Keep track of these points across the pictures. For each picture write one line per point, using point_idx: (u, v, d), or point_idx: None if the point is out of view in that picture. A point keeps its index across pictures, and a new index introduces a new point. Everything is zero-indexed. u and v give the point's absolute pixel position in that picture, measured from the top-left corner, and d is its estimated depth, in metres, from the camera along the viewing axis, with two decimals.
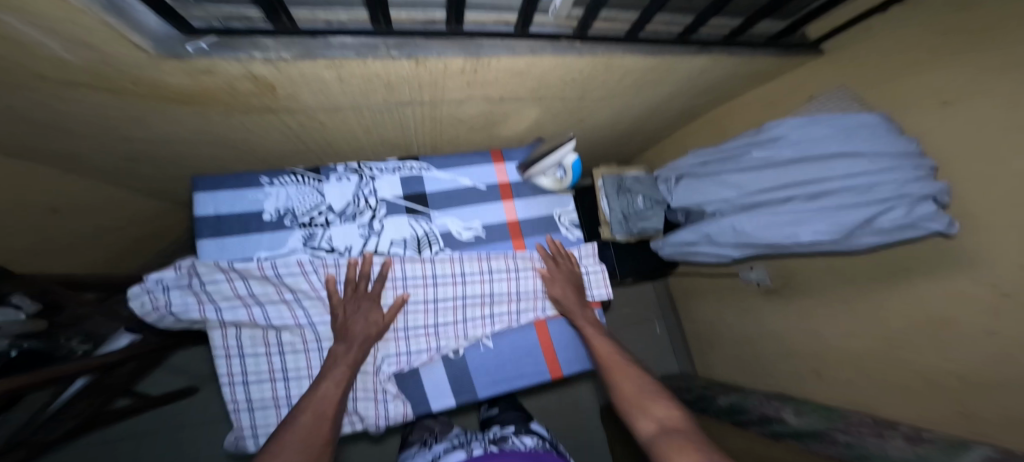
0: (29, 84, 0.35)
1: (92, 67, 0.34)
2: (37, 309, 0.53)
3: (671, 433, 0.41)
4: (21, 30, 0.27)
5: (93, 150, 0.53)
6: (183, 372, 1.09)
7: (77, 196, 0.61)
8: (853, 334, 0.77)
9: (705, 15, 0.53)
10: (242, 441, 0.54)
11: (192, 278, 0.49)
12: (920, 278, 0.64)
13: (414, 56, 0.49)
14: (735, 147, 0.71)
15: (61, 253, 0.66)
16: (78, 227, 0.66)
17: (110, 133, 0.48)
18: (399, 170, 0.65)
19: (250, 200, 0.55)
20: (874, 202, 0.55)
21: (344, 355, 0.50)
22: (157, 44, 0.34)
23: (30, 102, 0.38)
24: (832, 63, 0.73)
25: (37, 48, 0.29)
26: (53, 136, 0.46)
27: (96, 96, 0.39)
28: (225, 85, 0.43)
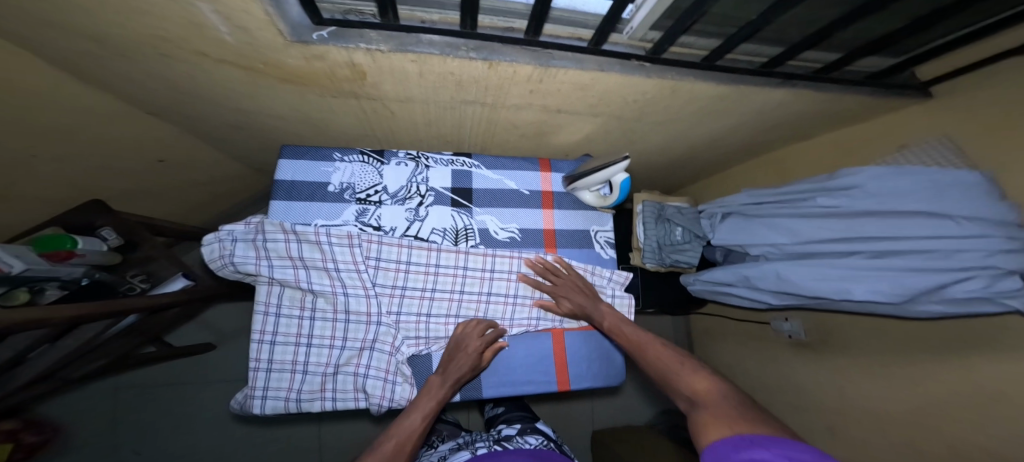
0: (189, 59, 0.44)
1: (239, 48, 0.43)
2: (117, 243, 0.60)
3: (699, 405, 0.39)
4: (204, 13, 0.35)
5: (206, 117, 0.61)
6: (211, 326, 1.16)
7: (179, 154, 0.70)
8: (882, 403, 0.72)
9: (797, 49, 0.52)
10: (251, 401, 0.54)
11: (257, 234, 0.52)
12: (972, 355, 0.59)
13: (489, 59, 0.53)
14: (799, 191, 0.68)
15: (159, 198, 0.76)
16: (174, 180, 0.75)
17: (223, 103, 0.56)
18: (452, 164, 0.67)
19: (321, 172, 0.60)
20: (945, 270, 0.51)
21: (433, 386, 0.53)
22: (292, 30, 0.41)
23: (180, 72, 0.46)
24: (915, 117, 0.68)
25: (211, 30, 0.38)
26: (180, 101, 0.55)
27: (232, 72, 0.48)
28: (329, 70, 0.50)
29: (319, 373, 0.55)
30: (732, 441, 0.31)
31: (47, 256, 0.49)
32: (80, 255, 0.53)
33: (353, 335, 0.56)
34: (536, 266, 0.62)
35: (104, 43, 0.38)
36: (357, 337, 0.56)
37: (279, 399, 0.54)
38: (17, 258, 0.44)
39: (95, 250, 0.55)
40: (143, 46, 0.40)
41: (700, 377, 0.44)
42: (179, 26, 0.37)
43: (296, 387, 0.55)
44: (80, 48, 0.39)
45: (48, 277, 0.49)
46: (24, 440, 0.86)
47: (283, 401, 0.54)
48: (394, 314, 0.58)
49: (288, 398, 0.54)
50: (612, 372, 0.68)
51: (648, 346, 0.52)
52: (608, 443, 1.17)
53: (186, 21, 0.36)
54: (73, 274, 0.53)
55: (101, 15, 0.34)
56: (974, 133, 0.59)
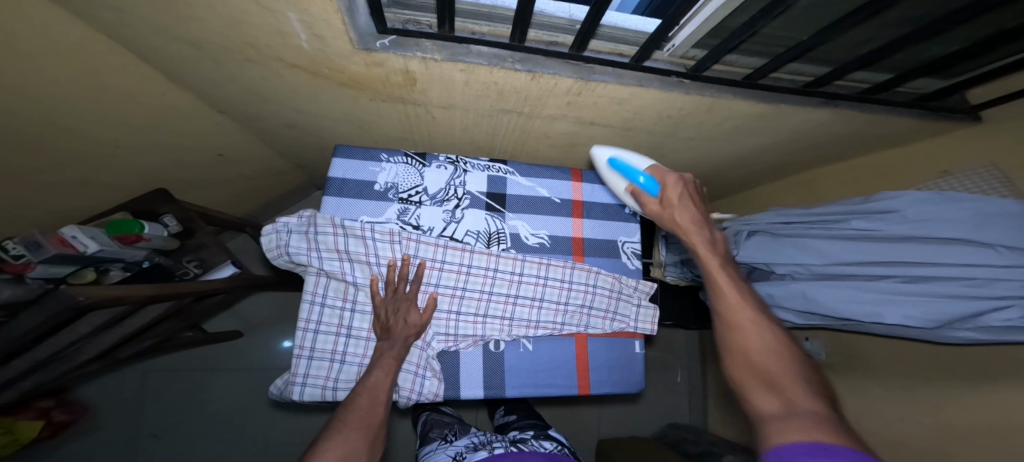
0: (264, 61, 0.47)
1: (314, 54, 0.46)
2: (177, 230, 0.65)
3: (801, 414, 0.32)
4: (292, 22, 0.39)
5: (266, 114, 0.65)
6: (240, 315, 1.20)
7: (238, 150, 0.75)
8: (909, 430, 0.71)
9: (849, 68, 0.53)
10: (291, 387, 0.56)
11: (310, 227, 0.55)
12: None
13: (533, 71, 0.55)
14: (833, 213, 0.67)
15: (213, 191, 0.81)
16: (227, 176, 0.81)
17: (285, 103, 0.60)
18: (488, 169, 0.69)
19: (368, 171, 0.62)
20: (984, 299, 0.51)
21: (389, 349, 0.54)
22: (360, 39, 0.45)
23: (254, 72, 0.50)
24: (958, 141, 0.68)
25: (293, 38, 0.42)
26: (246, 100, 0.59)
27: (300, 76, 0.52)
28: (384, 77, 0.54)
29: (357, 363, 0.57)
30: (804, 448, 0.27)
31: (119, 237, 0.54)
32: (146, 239, 0.57)
33: None
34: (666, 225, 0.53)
35: (195, 43, 0.43)
36: None
37: (316, 387, 0.56)
38: (93, 240, 0.48)
39: (157, 235, 0.60)
40: (228, 47, 0.44)
41: (802, 386, 0.36)
42: (264, 31, 0.41)
43: (333, 376, 0.57)
44: (172, 46, 0.43)
45: (115, 258, 0.53)
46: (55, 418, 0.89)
47: (319, 389, 0.56)
48: None
49: (325, 387, 0.56)
50: (633, 380, 0.68)
51: (750, 326, 0.42)
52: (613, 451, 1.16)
53: (275, 28, 0.40)
54: (136, 257, 0.57)
55: (201, 20, 0.38)
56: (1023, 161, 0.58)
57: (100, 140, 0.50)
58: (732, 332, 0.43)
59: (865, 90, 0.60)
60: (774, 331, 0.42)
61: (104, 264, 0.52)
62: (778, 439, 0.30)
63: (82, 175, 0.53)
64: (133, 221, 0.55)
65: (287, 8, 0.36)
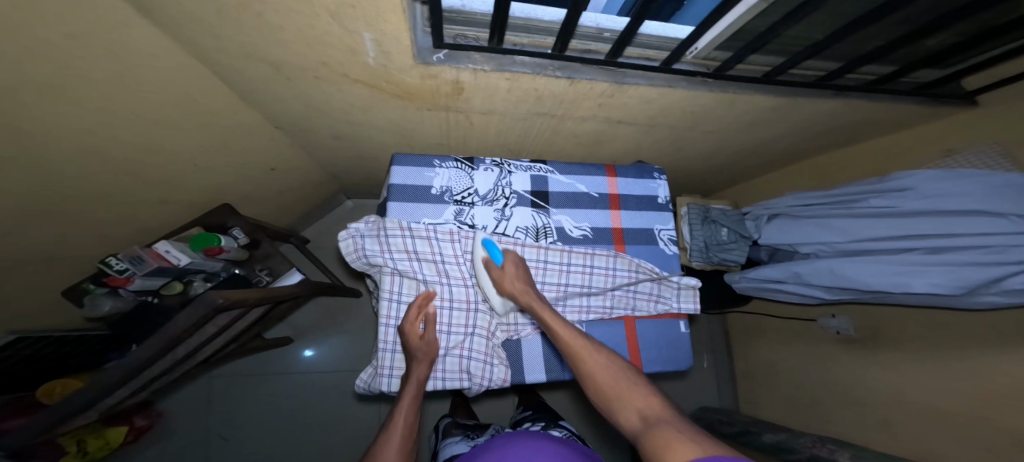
0: (333, 81, 0.51)
1: (376, 70, 0.49)
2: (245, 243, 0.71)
3: (650, 423, 0.43)
4: (365, 43, 0.42)
5: (319, 128, 0.68)
6: (291, 322, 1.23)
7: (288, 162, 0.79)
8: (940, 396, 0.76)
9: (857, 63, 0.58)
10: (379, 378, 0.62)
11: (378, 231, 0.60)
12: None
13: (572, 77, 0.60)
14: (851, 193, 0.73)
15: (260, 204, 0.84)
16: (274, 191, 0.85)
17: (342, 118, 0.64)
18: (530, 169, 0.74)
19: (424, 177, 0.66)
20: (1006, 263, 0.56)
21: (412, 375, 0.57)
22: (418, 56, 0.49)
23: (320, 91, 0.53)
24: (965, 122, 0.72)
25: (362, 56, 0.45)
26: (304, 116, 0.63)
27: (361, 91, 0.55)
28: (435, 87, 0.58)
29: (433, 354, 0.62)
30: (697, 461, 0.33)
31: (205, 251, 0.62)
32: (226, 251, 0.65)
33: (457, 321, 0.64)
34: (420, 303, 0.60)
35: (273, 67, 0.46)
36: (461, 323, 0.64)
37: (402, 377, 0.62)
38: (182, 253, 0.57)
39: (233, 247, 0.67)
40: (300, 69, 0.47)
41: (643, 393, 0.47)
42: (336, 52, 0.43)
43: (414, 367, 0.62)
44: (252, 72, 0.47)
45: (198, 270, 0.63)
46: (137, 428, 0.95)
47: None
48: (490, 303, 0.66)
49: None
50: (682, 357, 0.73)
51: (586, 352, 0.52)
52: None
53: (348, 48, 0.43)
54: (217, 267, 0.66)
55: (285, 44, 0.41)
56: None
57: (178, 158, 0.53)
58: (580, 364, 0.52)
59: (873, 81, 0.65)
60: (608, 358, 0.53)
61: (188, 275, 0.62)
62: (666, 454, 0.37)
63: (160, 194, 0.56)
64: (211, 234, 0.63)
65: (365, 28, 0.39)
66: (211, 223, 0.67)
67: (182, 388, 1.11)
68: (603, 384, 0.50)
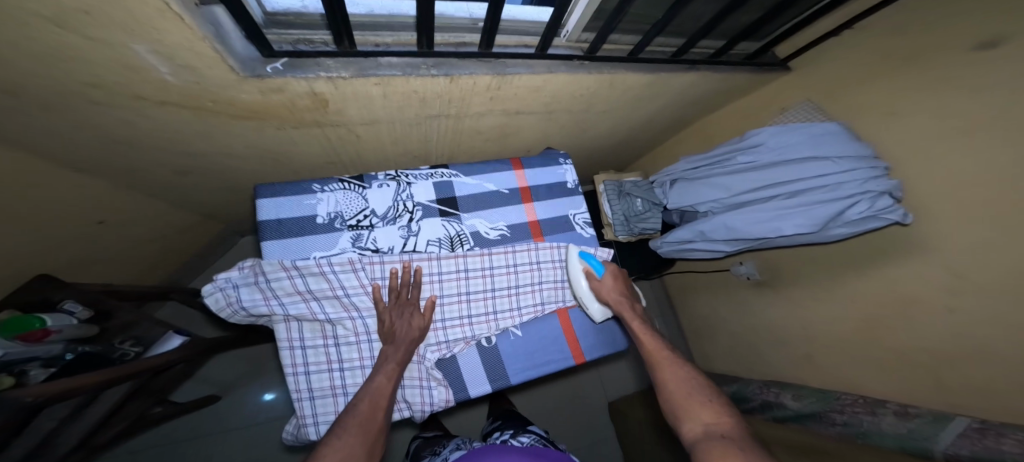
0: (127, 104, 0.41)
1: (184, 88, 0.41)
2: (87, 314, 0.60)
3: (716, 439, 0.42)
4: (144, 56, 0.34)
5: (153, 162, 0.58)
6: (209, 379, 1.14)
7: (119, 211, 0.66)
8: (834, 319, 0.88)
9: (696, 37, 0.63)
10: (304, 429, 0.56)
11: (257, 276, 0.53)
12: (888, 265, 0.75)
13: (450, 74, 0.56)
14: (720, 153, 0.82)
15: (92, 268, 0.69)
16: (115, 242, 0.70)
17: (175, 147, 0.54)
18: (431, 176, 0.70)
19: (305, 206, 0.61)
20: (842, 198, 0.65)
21: (393, 353, 0.55)
22: (243, 66, 0.41)
23: (116, 117, 0.43)
24: (810, 75, 0.83)
25: (148, 71, 0.36)
26: (118, 150, 0.52)
27: (176, 114, 0.46)
28: (288, 102, 0.49)
29: None
30: None
31: (22, 337, 0.49)
32: (55, 332, 0.52)
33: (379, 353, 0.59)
34: (397, 280, 0.58)
35: (18, 96, 0.35)
36: None
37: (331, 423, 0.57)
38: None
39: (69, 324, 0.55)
40: (68, 93, 0.37)
41: (713, 410, 0.46)
42: (106, 69, 0.35)
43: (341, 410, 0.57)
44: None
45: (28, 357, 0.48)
46: None
47: None
48: (440, 322, 0.64)
49: None
50: (619, 338, 0.75)
51: (671, 363, 0.53)
52: (628, 410, 1.30)
53: (115, 62, 0.34)
54: (54, 351, 0.52)
55: (16, 67, 0.31)
56: (858, 88, 0.75)
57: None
58: (661, 373, 0.52)
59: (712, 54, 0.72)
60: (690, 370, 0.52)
61: (15, 366, 0.47)
62: None
63: None
64: (30, 316, 0.50)
65: (131, 40, 0.31)
66: (28, 301, 0.53)
67: None
68: (667, 392, 0.50)
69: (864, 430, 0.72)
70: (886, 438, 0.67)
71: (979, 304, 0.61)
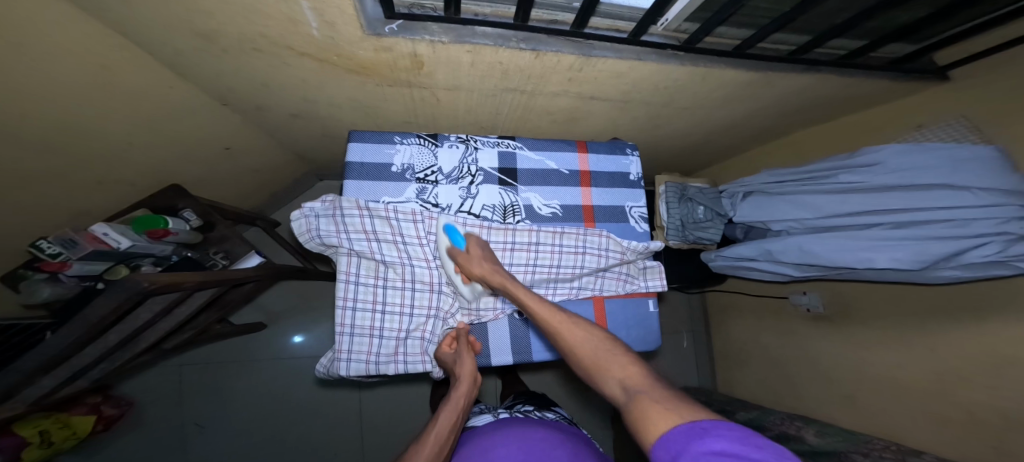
0: (276, 54, 0.48)
1: (323, 42, 0.46)
2: (197, 224, 0.71)
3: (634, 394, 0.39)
4: (302, 11, 0.39)
5: (270, 106, 0.67)
6: (262, 307, 1.31)
7: (243, 144, 0.78)
8: (903, 372, 0.80)
9: (828, 36, 0.56)
10: (337, 362, 0.62)
11: (335, 210, 0.60)
12: (992, 320, 0.64)
13: (536, 50, 0.57)
14: (822, 169, 0.73)
15: (210, 189, 0.83)
16: (229, 169, 0.83)
17: (293, 94, 0.62)
18: (498, 146, 0.73)
19: (384, 154, 0.66)
20: (965, 237, 0.56)
21: (456, 393, 0.57)
22: (367, 24, 0.44)
23: (263, 65, 0.50)
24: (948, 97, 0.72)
25: (304, 26, 0.41)
26: (249, 92, 0.60)
27: (307, 65, 0.52)
28: (392, 61, 0.54)
29: (393, 337, 0.64)
30: (682, 428, 0.30)
31: (149, 233, 0.61)
32: (172, 234, 0.65)
33: (420, 302, 0.65)
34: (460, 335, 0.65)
35: (206, 39, 0.42)
36: (422, 304, 0.65)
37: (361, 361, 0.63)
38: (122, 236, 0.55)
39: (183, 230, 0.68)
40: (236, 40, 0.44)
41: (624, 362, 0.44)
42: (269, 21, 0.40)
43: (374, 351, 0.63)
44: (181, 41, 0.43)
45: (145, 254, 0.61)
46: (105, 413, 1.00)
47: (364, 363, 0.63)
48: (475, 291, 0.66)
49: (368, 361, 0.63)
50: (649, 337, 0.74)
51: (567, 328, 0.50)
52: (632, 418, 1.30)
53: (283, 16, 0.39)
54: (165, 252, 0.65)
55: (203, 11, 0.37)
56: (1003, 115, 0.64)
57: (113, 134, 0.50)
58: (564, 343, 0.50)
59: (843, 56, 0.64)
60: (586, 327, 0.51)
61: (135, 260, 0.60)
62: (651, 422, 0.34)
63: (95, 177, 0.54)
64: (157, 217, 0.62)
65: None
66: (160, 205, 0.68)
67: (147, 374, 1.19)
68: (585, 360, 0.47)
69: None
70: None
71: None
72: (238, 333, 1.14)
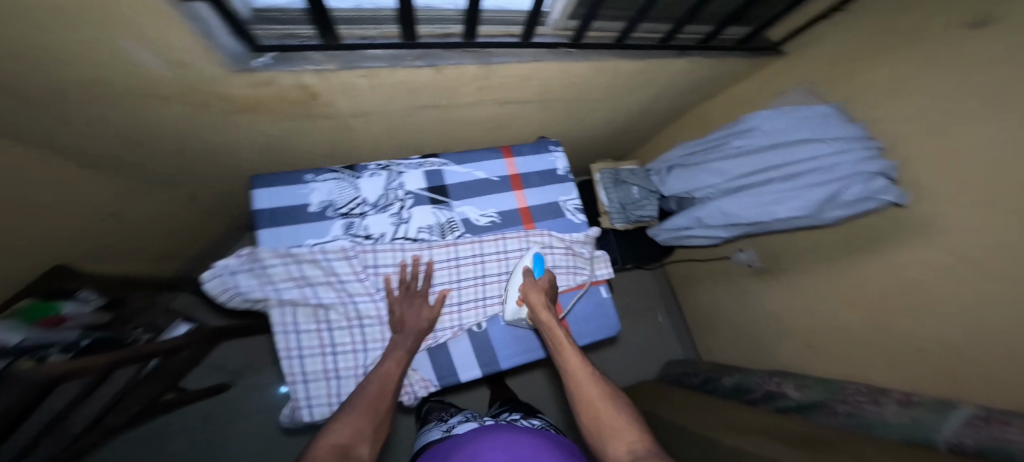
0: (131, 101, 0.45)
1: (177, 82, 0.43)
2: (99, 303, 0.68)
3: None
4: (133, 52, 0.36)
5: (157, 157, 0.62)
6: (219, 366, 1.17)
7: (131, 204, 0.72)
8: (837, 307, 0.87)
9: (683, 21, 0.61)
10: (299, 411, 0.61)
11: (253, 263, 0.58)
12: (891, 244, 0.72)
13: (435, 65, 0.57)
14: (716, 138, 0.81)
15: (104, 260, 0.74)
16: (127, 231, 0.76)
17: (174, 142, 0.58)
18: (422, 165, 0.73)
19: (298, 195, 0.64)
20: (834, 181, 0.63)
21: (402, 341, 0.59)
22: (229, 60, 0.42)
23: (120, 112, 0.47)
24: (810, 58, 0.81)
25: (143, 67, 0.38)
26: (122, 146, 0.56)
27: (177, 109, 0.49)
28: (278, 95, 0.52)
29: (351, 376, 0.63)
30: None
31: (41, 323, 0.54)
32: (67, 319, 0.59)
33: (372, 337, 0.64)
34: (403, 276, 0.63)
35: (29, 95, 0.39)
36: (376, 338, 0.64)
37: (324, 405, 0.61)
38: (12, 331, 0.47)
39: (81, 312, 0.63)
40: (72, 90, 0.40)
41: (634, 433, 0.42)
42: (98, 66, 0.37)
43: (334, 392, 0.62)
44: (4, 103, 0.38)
45: (46, 343, 0.51)
46: None
47: (327, 406, 0.61)
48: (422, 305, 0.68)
49: (331, 403, 0.62)
50: (610, 323, 0.76)
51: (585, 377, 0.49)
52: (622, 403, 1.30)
53: (111, 59, 0.36)
54: (70, 338, 0.57)
55: (11, 66, 0.34)
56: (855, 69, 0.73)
57: None
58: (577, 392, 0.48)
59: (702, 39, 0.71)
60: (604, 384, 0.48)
61: (38, 351, 0.49)
62: None
63: None
64: (46, 303, 0.56)
65: (122, 39, 0.34)
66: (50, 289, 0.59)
67: None
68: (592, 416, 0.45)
69: (870, 420, 0.68)
70: (891, 430, 0.63)
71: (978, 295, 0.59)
72: (197, 398, 1.03)
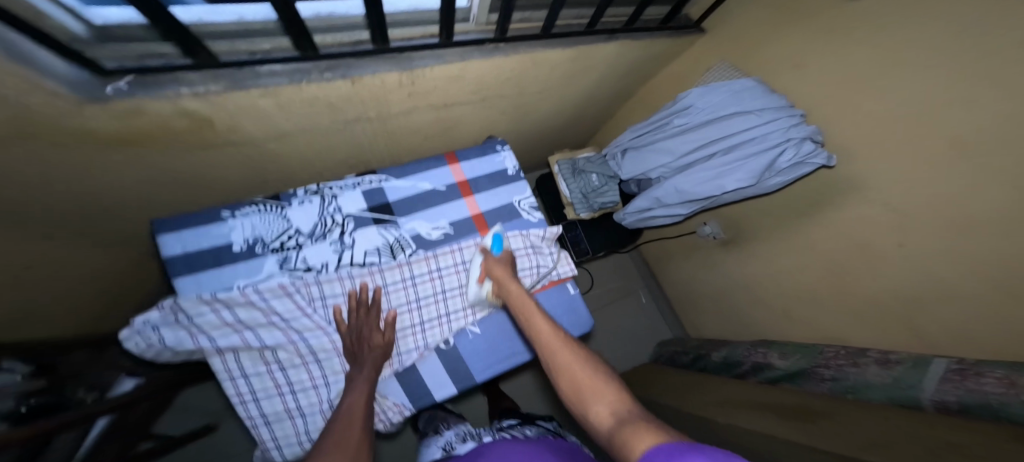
0: None
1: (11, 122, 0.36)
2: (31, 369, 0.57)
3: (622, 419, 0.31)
4: None
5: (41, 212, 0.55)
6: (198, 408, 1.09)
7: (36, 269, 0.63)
8: (801, 269, 0.88)
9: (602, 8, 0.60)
10: (268, 453, 0.59)
11: (178, 315, 0.52)
12: (844, 204, 0.73)
13: (348, 76, 0.53)
14: (660, 118, 0.80)
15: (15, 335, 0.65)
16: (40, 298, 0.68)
17: (63, 198, 0.51)
18: (359, 185, 0.69)
19: (216, 235, 0.59)
20: (771, 148, 0.65)
21: (360, 375, 0.55)
22: (73, 89, 0.35)
23: None
24: (728, 32, 0.82)
25: None
26: None
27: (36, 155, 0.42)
28: (161, 124, 0.45)
29: (316, 412, 0.60)
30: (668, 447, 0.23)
31: None
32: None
33: (331, 370, 0.60)
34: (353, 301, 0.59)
35: None
36: (336, 371, 0.60)
37: (294, 444, 0.60)
38: None
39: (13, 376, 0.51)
40: None
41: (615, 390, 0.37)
42: None
43: (302, 430, 0.59)
44: None
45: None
46: None
47: (298, 444, 0.60)
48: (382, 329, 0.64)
49: (301, 440, 0.60)
50: (582, 320, 0.75)
51: (556, 344, 0.44)
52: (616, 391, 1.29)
53: None
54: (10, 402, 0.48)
55: None
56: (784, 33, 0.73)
57: None
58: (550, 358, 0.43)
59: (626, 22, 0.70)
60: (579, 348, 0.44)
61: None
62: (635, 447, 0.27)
63: None
64: None
65: None
66: None
67: None
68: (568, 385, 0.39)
69: (852, 385, 0.68)
70: (874, 391, 0.64)
71: (943, 242, 0.59)
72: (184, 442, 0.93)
